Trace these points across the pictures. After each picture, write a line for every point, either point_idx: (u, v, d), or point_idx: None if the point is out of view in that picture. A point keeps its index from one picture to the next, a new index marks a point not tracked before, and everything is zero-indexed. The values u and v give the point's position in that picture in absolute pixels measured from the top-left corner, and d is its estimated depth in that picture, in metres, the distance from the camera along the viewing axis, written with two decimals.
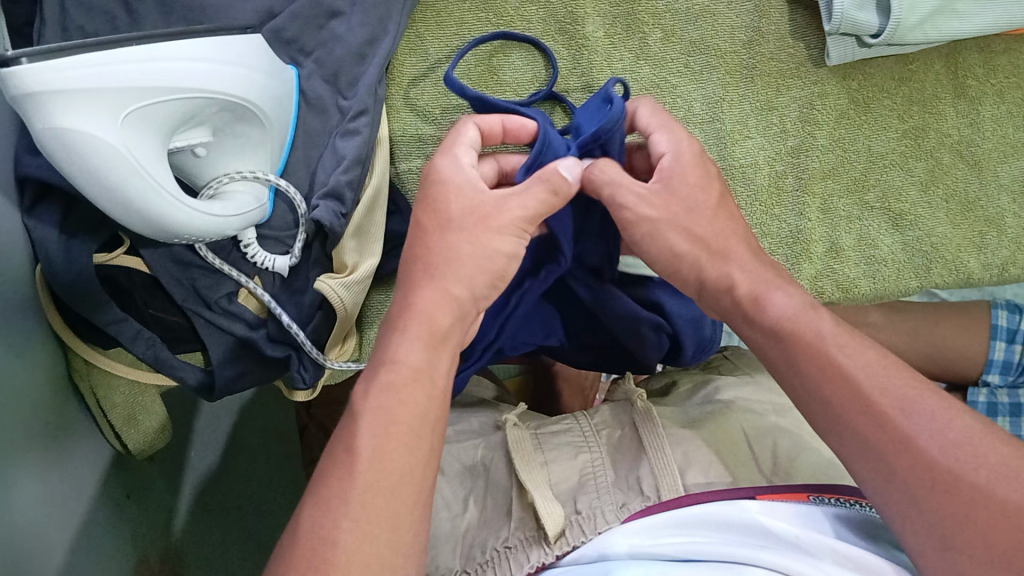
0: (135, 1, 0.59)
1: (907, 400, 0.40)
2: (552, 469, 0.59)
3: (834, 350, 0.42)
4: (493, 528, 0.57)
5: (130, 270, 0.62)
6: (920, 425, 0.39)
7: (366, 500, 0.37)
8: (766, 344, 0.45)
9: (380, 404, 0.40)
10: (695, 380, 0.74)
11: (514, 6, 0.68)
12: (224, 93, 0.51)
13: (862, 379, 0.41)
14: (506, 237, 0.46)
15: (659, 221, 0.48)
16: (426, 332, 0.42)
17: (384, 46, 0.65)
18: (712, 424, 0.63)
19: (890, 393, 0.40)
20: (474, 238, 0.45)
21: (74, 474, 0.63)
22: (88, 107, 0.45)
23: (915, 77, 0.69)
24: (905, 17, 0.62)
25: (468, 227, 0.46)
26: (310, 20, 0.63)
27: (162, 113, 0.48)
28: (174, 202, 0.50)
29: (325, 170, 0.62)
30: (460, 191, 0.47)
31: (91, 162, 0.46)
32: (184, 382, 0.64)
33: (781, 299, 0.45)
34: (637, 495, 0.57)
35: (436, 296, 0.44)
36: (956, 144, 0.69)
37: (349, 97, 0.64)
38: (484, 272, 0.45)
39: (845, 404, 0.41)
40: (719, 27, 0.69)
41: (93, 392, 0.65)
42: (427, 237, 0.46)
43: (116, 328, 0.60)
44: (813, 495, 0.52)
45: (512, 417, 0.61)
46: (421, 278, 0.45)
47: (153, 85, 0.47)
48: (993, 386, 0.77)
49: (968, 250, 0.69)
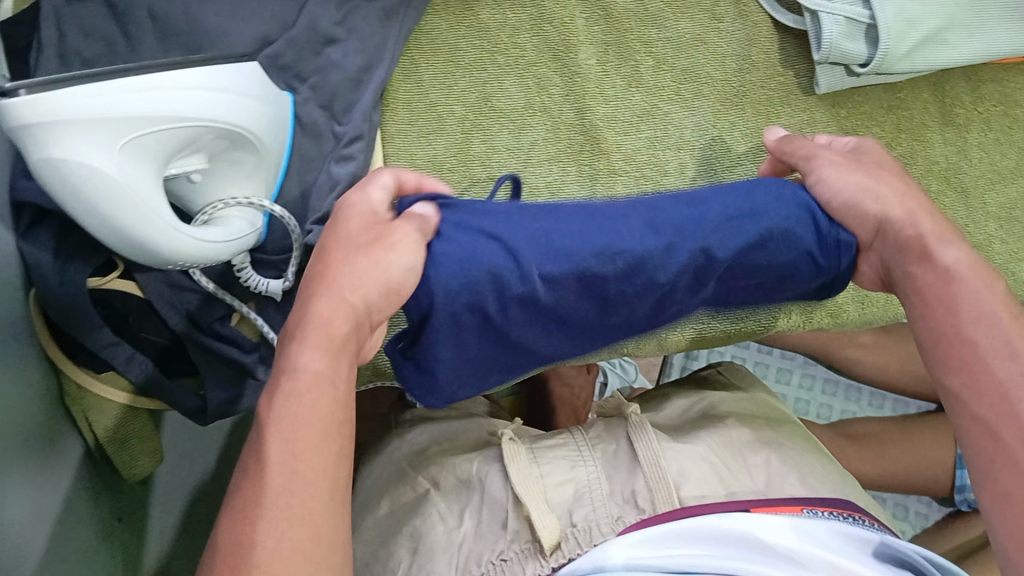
0: (132, 27, 0.60)
1: (1012, 347, 0.50)
2: (547, 483, 0.62)
3: (963, 310, 0.52)
4: (489, 540, 0.60)
5: (124, 293, 0.62)
6: (1011, 371, 0.50)
7: (284, 503, 0.39)
8: (935, 283, 0.54)
9: (284, 411, 0.42)
10: (689, 397, 0.79)
11: (507, 34, 0.68)
12: (214, 121, 0.51)
13: (997, 345, 0.51)
14: (400, 254, 0.50)
15: (840, 165, 0.61)
16: (324, 339, 0.44)
17: (379, 72, 0.65)
18: (708, 438, 0.67)
19: (997, 349, 0.50)
20: (371, 256, 0.49)
21: (66, 495, 0.63)
22: (74, 139, 0.45)
23: (904, 106, 0.70)
24: (894, 46, 0.63)
25: (360, 246, 0.50)
26: (306, 47, 0.63)
27: (152, 145, 0.48)
28: (171, 231, 0.50)
29: (319, 196, 0.63)
30: (361, 215, 0.52)
31: (85, 192, 0.47)
32: (178, 406, 0.64)
33: (951, 255, 0.55)
34: (633, 508, 0.62)
35: (332, 306, 0.46)
36: (945, 172, 0.69)
37: (344, 124, 0.65)
38: (374, 281, 0.48)
39: (983, 352, 0.51)
40: (710, 55, 0.69)
41: (85, 416, 0.65)
42: (327, 260, 0.49)
43: (110, 351, 0.61)
44: (806, 508, 0.56)
45: (508, 432, 0.66)
46: (331, 282, 0.47)
47: (138, 116, 0.47)
48: None
49: None
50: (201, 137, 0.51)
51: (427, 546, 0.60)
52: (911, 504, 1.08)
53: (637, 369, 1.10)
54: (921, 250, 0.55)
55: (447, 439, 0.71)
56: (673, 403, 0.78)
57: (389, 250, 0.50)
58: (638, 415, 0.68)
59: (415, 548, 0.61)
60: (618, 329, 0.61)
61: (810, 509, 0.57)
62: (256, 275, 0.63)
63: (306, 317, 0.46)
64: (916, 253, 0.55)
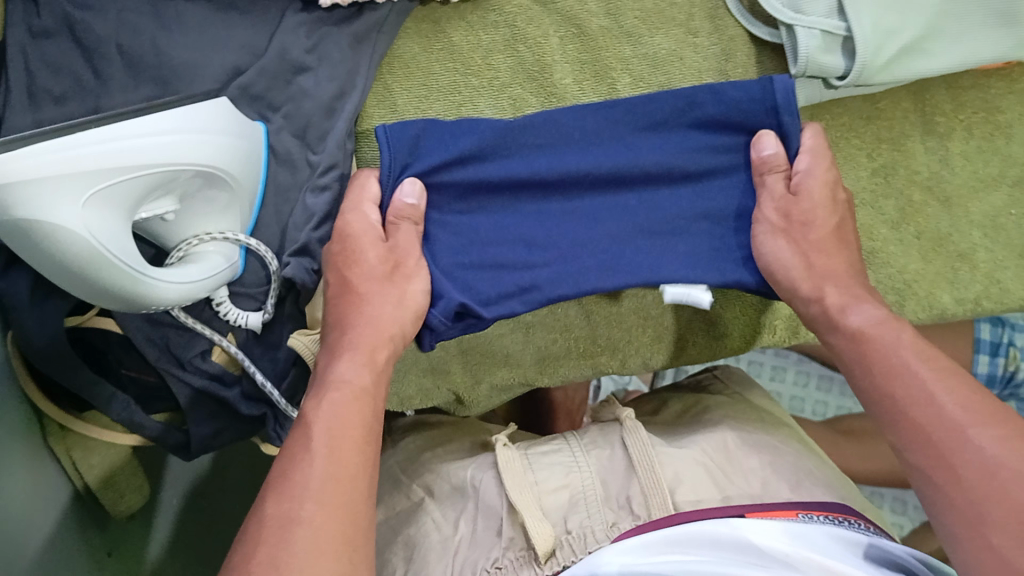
0: (100, 62, 0.60)
1: (963, 424, 0.48)
2: (542, 489, 0.62)
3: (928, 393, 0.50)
4: (484, 547, 0.60)
5: (101, 330, 0.62)
6: (976, 449, 0.46)
7: (329, 486, 0.46)
8: (845, 345, 0.56)
9: (334, 411, 0.50)
10: (686, 401, 0.78)
11: (480, 56, 0.67)
12: (162, 165, 0.50)
13: (954, 414, 0.48)
14: (421, 288, 0.60)
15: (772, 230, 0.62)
16: (365, 360, 0.55)
17: (352, 101, 0.64)
18: (704, 442, 0.67)
19: (944, 423, 0.48)
20: (399, 291, 0.59)
21: (53, 533, 0.63)
22: (21, 200, 0.44)
23: (884, 116, 0.69)
24: (870, 59, 0.62)
25: (389, 280, 0.59)
26: (277, 77, 0.63)
27: (104, 195, 0.47)
28: (143, 278, 0.50)
29: (295, 227, 0.63)
30: (374, 242, 0.60)
31: (53, 247, 0.46)
32: (162, 443, 0.64)
33: (861, 313, 0.57)
34: (628, 514, 0.61)
35: (370, 333, 0.57)
36: (926, 181, 0.69)
37: (318, 152, 0.64)
38: (408, 313, 0.59)
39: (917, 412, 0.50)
40: (688, 71, 0.68)
41: (69, 454, 0.65)
42: (358, 287, 0.59)
43: (91, 390, 0.60)
44: (803, 513, 0.56)
45: (501, 437, 0.66)
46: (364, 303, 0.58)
47: (84, 169, 0.46)
48: None
49: (941, 285, 0.68)
50: (152, 183, 0.50)
51: (421, 555, 0.61)
52: (907, 497, 1.09)
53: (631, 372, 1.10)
54: (830, 315, 0.58)
55: (441, 448, 0.72)
56: (670, 408, 0.78)
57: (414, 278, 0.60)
58: (633, 420, 0.68)
59: (410, 557, 0.61)
60: (610, 245, 0.63)
61: (806, 512, 0.56)
62: (234, 307, 0.62)
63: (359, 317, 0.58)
64: (827, 317, 0.58)
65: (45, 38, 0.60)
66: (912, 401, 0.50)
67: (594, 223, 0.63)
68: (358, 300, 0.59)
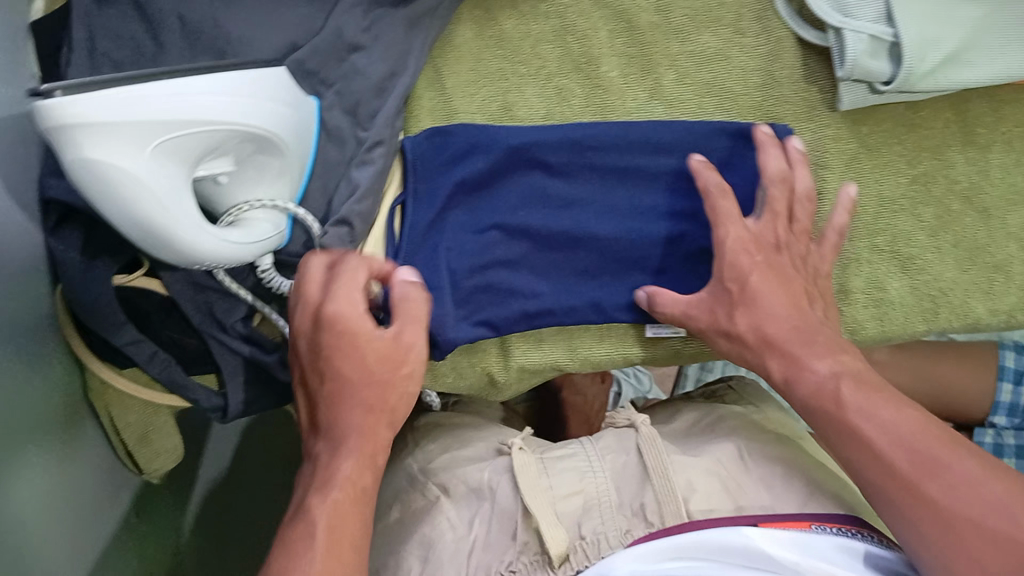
0: (161, 31, 0.61)
1: (937, 461, 0.49)
2: (557, 494, 0.63)
3: (855, 415, 0.52)
4: (498, 550, 0.62)
5: (147, 291, 0.63)
6: (947, 486, 0.48)
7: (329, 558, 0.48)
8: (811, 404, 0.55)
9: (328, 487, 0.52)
10: (701, 407, 0.79)
11: (530, 45, 0.69)
12: (223, 126, 0.51)
13: (910, 443, 0.50)
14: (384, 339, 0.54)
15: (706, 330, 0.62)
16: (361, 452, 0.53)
17: (404, 80, 0.66)
18: (716, 450, 0.68)
19: (920, 456, 0.50)
20: (370, 368, 0.53)
21: (81, 486, 0.65)
22: (91, 141, 0.46)
23: (925, 125, 0.70)
24: (916, 65, 0.63)
25: (360, 353, 0.53)
26: (332, 54, 0.64)
27: (169, 144, 0.49)
28: (197, 231, 0.51)
29: (339, 201, 0.64)
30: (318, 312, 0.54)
31: (116, 191, 0.48)
32: (198, 405, 0.64)
33: (819, 366, 0.55)
34: (642, 521, 0.62)
35: (360, 373, 0.53)
36: (966, 191, 0.70)
37: (367, 129, 0.65)
38: (375, 385, 0.54)
39: (892, 453, 0.50)
40: (733, 71, 0.69)
41: (107, 412, 0.66)
42: (337, 358, 0.53)
43: (133, 349, 0.61)
44: (815, 524, 0.55)
45: (518, 441, 0.66)
46: (348, 366, 0.53)
47: (151, 117, 0.47)
48: (999, 427, 0.96)
49: (977, 295, 0.69)
50: (213, 142, 0.51)
51: (436, 556, 0.62)
52: None
53: (652, 379, 1.11)
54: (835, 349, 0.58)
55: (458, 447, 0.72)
56: (682, 417, 0.78)
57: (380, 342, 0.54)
58: (650, 426, 0.68)
59: (426, 557, 0.62)
60: (607, 277, 0.67)
61: (817, 524, 0.55)
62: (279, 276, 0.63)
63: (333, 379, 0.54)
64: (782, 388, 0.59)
65: (108, 6, 0.62)
66: (875, 430, 0.51)
67: (595, 249, 0.66)
68: (341, 361, 0.53)
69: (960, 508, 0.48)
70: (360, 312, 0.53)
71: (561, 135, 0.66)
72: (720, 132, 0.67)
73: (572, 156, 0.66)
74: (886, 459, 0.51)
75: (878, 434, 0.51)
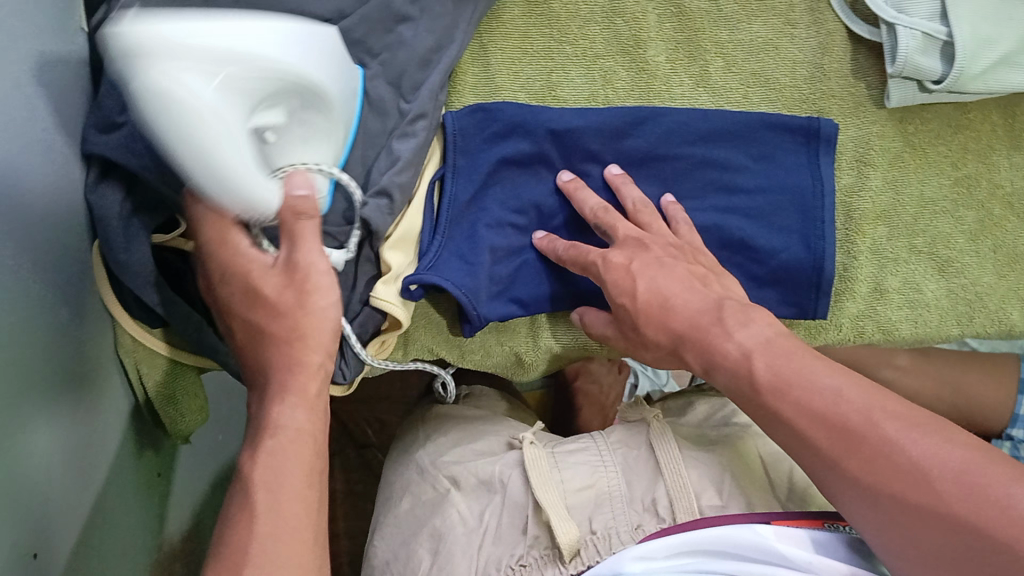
0: None
1: (871, 422, 0.46)
2: (568, 488, 0.63)
3: (799, 387, 0.48)
4: (509, 544, 0.62)
5: (181, 252, 0.64)
6: (914, 446, 0.44)
7: (281, 514, 0.48)
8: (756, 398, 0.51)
9: (276, 438, 0.50)
10: (712, 401, 0.79)
11: (576, 26, 0.69)
12: (284, 74, 0.49)
13: (827, 408, 0.47)
14: (328, 288, 0.51)
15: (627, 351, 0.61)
16: (304, 401, 0.52)
17: (449, 54, 0.66)
18: (727, 446, 0.67)
19: (847, 422, 0.46)
20: (313, 312, 0.51)
21: (107, 444, 0.65)
22: (154, 60, 0.44)
23: (972, 126, 0.71)
24: (969, 65, 0.62)
25: (295, 304, 0.51)
26: (379, 23, 0.63)
27: (228, 82, 0.47)
28: (257, 182, 0.50)
29: (379, 172, 0.62)
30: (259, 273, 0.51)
31: (171, 124, 0.46)
32: (228, 369, 0.65)
33: (749, 333, 0.52)
34: (653, 517, 0.61)
35: (312, 319, 0.52)
36: (1008, 196, 0.70)
37: (411, 102, 0.64)
38: (320, 333, 0.52)
39: (815, 434, 0.47)
40: (782, 61, 0.69)
41: (136, 369, 0.67)
42: (280, 317, 0.51)
43: (168, 307, 0.62)
44: (828, 522, 0.55)
45: (529, 436, 0.66)
46: (286, 327, 0.51)
47: (212, 52, 0.46)
48: (1016, 440, 0.84)
49: (1012, 301, 0.69)
50: (271, 88, 0.49)
51: (447, 548, 0.62)
52: None
53: (669, 373, 1.10)
54: None
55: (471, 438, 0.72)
56: (696, 409, 0.77)
57: (319, 297, 0.51)
58: (662, 420, 0.68)
59: (436, 550, 0.63)
60: None
61: (832, 522, 0.55)
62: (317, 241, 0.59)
63: (276, 324, 0.52)
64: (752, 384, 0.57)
65: None
66: (819, 401, 0.47)
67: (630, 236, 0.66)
68: (286, 317, 0.51)
69: (906, 482, 0.44)
70: (309, 270, 0.50)
71: (607, 120, 0.65)
72: (766, 124, 0.67)
73: (618, 140, 0.65)
74: (809, 438, 0.48)
75: (797, 413, 0.48)
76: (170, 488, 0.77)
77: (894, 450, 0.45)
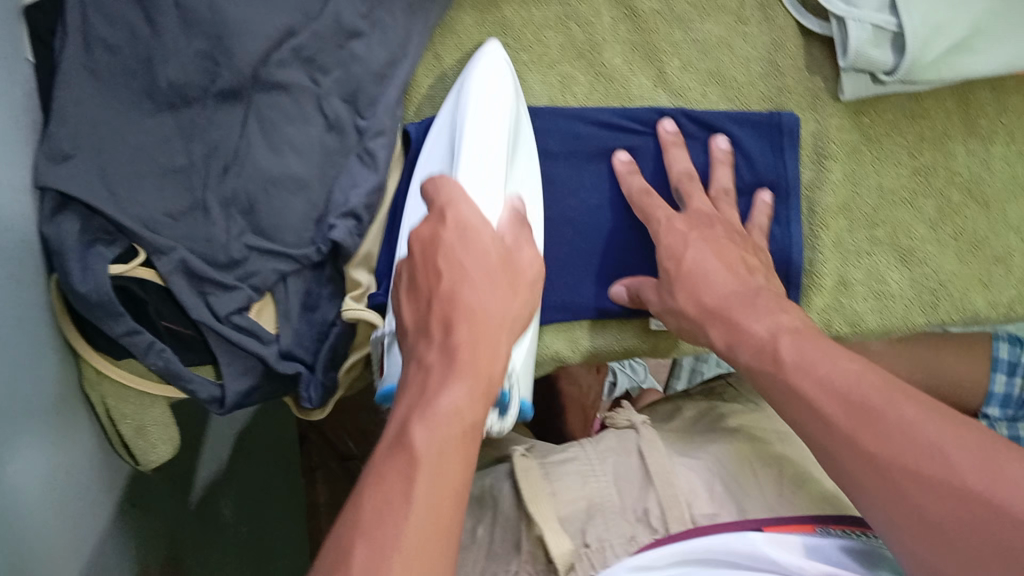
0: (156, 13, 0.60)
1: (890, 402, 0.45)
2: (560, 499, 0.60)
3: (804, 372, 0.49)
4: (501, 561, 0.58)
5: (144, 281, 0.61)
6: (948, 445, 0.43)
7: (433, 508, 0.38)
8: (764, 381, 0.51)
9: (444, 417, 0.41)
10: (699, 406, 0.78)
11: (533, 30, 0.69)
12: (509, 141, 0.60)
13: (840, 386, 0.47)
14: (521, 298, 0.47)
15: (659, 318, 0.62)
16: (473, 382, 0.42)
17: (402, 68, 0.67)
18: (715, 450, 0.66)
19: (863, 401, 0.46)
20: (501, 305, 0.45)
21: (77, 480, 0.64)
22: None
23: (927, 116, 0.71)
24: (920, 54, 0.62)
25: (489, 288, 0.45)
26: (331, 40, 0.64)
27: None
28: None
29: (342, 192, 0.65)
30: (463, 245, 0.47)
31: None
32: (195, 396, 0.64)
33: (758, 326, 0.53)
34: (646, 528, 0.59)
35: (499, 305, 0.45)
36: (966, 183, 0.71)
37: (367, 118, 0.66)
38: (503, 323, 0.45)
39: (836, 414, 0.46)
40: (736, 59, 0.70)
41: (103, 402, 0.66)
42: (456, 292, 0.45)
43: (129, 340, 0.60)
44: (819, 526, 0.54)
45: (520, 448, 0.64)
46: (468, 320, 0.44)
47: None
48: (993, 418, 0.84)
49: (975, 289, 0.69)
50: None
51: None
52: None
53: (647, 369, 1.10)
54: None
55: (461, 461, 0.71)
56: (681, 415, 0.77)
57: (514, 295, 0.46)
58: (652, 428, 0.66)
59: None
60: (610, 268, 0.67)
61: (823, 526, 0.54)
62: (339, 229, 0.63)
63: (454, 306, 0.44)
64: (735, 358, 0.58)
65: None
66: (852, 387, 0.46)
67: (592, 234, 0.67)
68: (480, 302, 0.45)
69: (920, 458, 0.43)
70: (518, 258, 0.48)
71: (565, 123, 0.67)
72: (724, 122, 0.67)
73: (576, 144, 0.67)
74: (825, 415, 0.47)
75: (817, 389, 0.48)
76: (143, 516, 0.77)
77: (934, 450, 0.42)
